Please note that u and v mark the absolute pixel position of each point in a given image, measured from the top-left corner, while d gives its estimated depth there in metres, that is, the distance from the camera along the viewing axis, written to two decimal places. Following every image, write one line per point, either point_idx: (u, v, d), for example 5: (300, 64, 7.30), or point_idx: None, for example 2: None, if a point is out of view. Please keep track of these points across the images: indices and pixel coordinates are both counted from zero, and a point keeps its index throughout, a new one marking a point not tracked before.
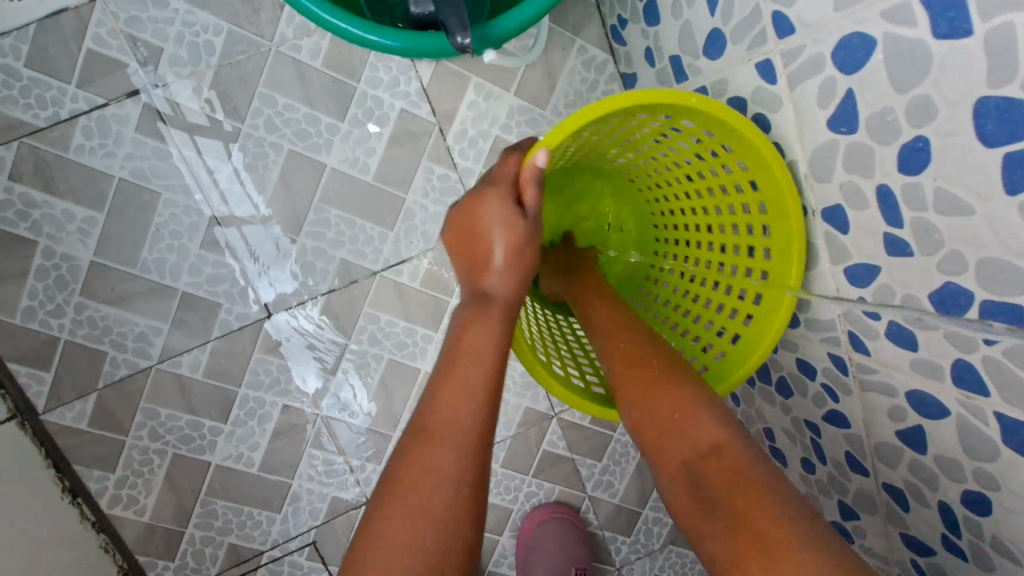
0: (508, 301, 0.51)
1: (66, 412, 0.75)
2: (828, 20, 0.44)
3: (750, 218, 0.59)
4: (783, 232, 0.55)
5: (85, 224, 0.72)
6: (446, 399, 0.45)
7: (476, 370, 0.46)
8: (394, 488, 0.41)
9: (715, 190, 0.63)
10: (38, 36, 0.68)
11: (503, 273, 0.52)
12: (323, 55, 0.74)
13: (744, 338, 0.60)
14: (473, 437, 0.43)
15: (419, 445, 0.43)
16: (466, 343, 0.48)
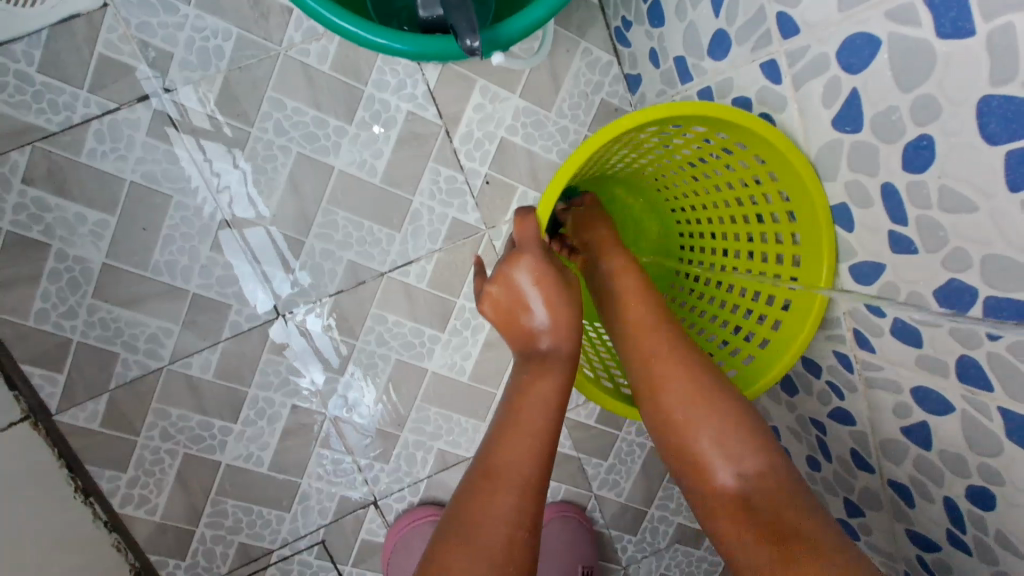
0: (566, 359, 0.56)
1: (78, 413, 0.76)
2: (831, 21, 0.45)
3: (773, 208, 0.59)
4: (808, 220, 0.54)
5: (97, 227, 0.73)
6: (510, 446, 0.49)
7: (540, 420, 0.51)
8: (461, 525, 0.45)
9: (733, 183, 0.63)
10: (51, 42, 0.69)
11: (559, 334, 0.57)
12: (331, 58, 0.75)
13: (777, 338, 0.59)
14: (533, 485, 0.48)
15: (486, 493, 0.47)
16: (528, 400, 0.52)
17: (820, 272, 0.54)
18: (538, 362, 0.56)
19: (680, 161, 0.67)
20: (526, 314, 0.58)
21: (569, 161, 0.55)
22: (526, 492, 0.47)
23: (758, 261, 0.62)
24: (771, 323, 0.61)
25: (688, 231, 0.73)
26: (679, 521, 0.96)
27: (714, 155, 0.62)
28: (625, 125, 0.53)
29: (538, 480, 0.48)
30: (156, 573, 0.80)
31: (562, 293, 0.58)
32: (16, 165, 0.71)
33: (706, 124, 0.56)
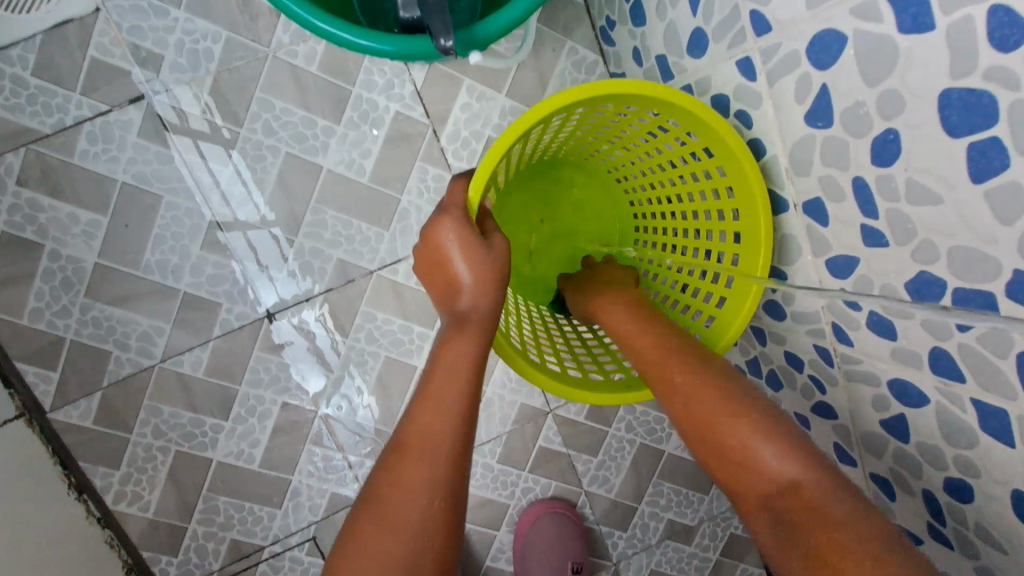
0: (489, 319, 0.52)
1: (72, 410, 0.77)
2: (800, 18, 0.46)
3: (720, 204, 0.60)
4: (749, 216, 0.56)
5: (90, 226, 0.74)
6: (422, 418, 0.45)
7: (452, 390, 0.46)
8: (364, 519, 0.41)
9: (688, 178, 0.64)
10: (44, 46, 0.71)
11: (482, 294, 0.52)
12: (319, 59, 0.76)
13: (709, 332, 0.62)
14: (452, 455, 0.43)
15: (394, 466, 0.43)
16: (445, 366, 0.48)
17: (756, 267, 0.56)
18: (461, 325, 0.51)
19: (639, 151, 0.68)
20: (450, 272, 0.54)
21: (513, 132, 0.53)
22: (435, 459, 0.42)
23: (701, 258, 0.65)
24: (705, 319, 0.64)
25: (637, 225, 0.75)
26: (669, 518, 0.97)
27: (667, 150, 0.64)
28: (569, 98, 0.52)
29: (452, 451, 0.43)
30: (148, 569, 0.81)
31: (485, 251, 0.53)
32: (10, 167, 0.72)
33: (659, 111, 0.57)
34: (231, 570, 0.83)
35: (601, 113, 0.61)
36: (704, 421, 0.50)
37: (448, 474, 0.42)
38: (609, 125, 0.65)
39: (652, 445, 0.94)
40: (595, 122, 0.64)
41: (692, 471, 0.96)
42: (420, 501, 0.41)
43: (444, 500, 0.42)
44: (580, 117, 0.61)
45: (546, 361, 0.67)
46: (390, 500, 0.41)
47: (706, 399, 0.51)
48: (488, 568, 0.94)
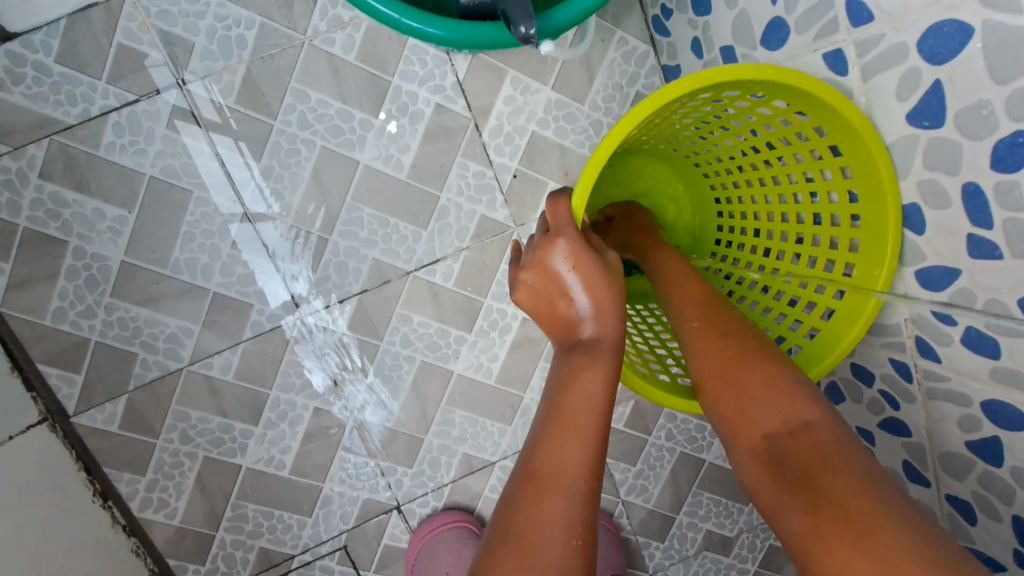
0: (615, 346, 0.49)
1: (96, 414, 0.73)
2: (914, 7, 0.42)
3: (831, 186, 0.55)
4: (874, 197, 0.50)
5: (116, 223, 0.71)
6: (553, 444, 0.44)
7: (586, 412, 0.45)
8: (509, 545, 0.40)
9: (786, 160, 0.58)
10: (68, 31, 0.67)
11: (605, 321, 0.49)
12: (356, 48, 0.72)
13: (829, 328, 0.56)
14: (586, 485, 0.42)
15: (530, 494, 0.42)
16: (575, 393, 0.46)
17: (886, 255, 0.50)
18: (580, 351, 0.49)
19: (720, 135, 0.63)
20: (566, 302, 0.50)
21: (610, 140, 0.50)
22: (574, 499, 0.41)
23: (807, 245, 0.59)
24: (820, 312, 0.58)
25: (718, 212, 0.69)
26: (707, 528, 0.94)
27: (767, 128, 0.58)
28: (668, 95, 0.48)
29: (588, 483, 0.42)
30: None
31: (603, 278, 0.50)
32: (33, 159, 0.68)
33: (767, 91, 0.52)
34: None
35: (691, 104, 0.56)
36: (722, 364, 0.50)
37: (586, 515, 0.41)
38: (690, 116, 0.60)
39: (692, 454, 0.91)
40: (680, 115, 0.59)
41: (732, 481, 0.93)
42: (560, 538, 0.40)
43: (586, 534, 0.41)
44: (669, 111, 0.56)
45: (655, 373, 0.65)
46: (531, 540, 0.40)
47: (723, 339, 0.51)
48: None
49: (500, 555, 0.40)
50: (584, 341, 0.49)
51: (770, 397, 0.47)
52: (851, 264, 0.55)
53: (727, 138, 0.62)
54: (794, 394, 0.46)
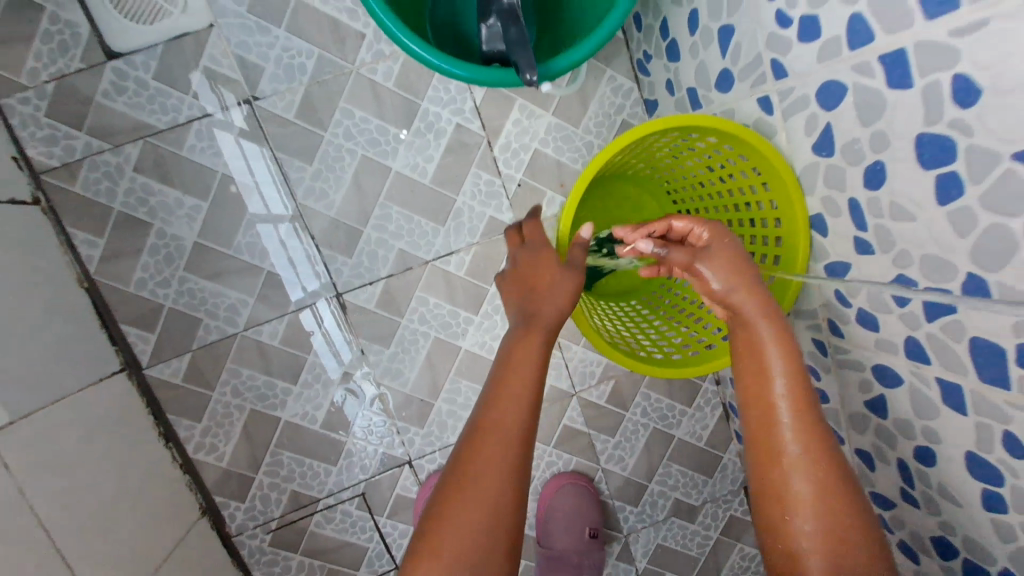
0: (552, 325, 0.67)
1: (164, 368, 0.88)
2: (812, 68, 0.56)
3: (765, 214, 0.71)
4: (791, 224, 0.67)
5: (191, 210, 0.86)
6: (501, 391, 0.60)
7: (526, 372, 0.62)
8: (468, 460, 0.56)
9: (735, 192, 0.74)
10: (165, 55, 0.83)
11: (546, 300, 0.67)
12: (394, 76, 0.88)
13: None
14: (523, 439, 0.57)
15: (482, 428, 0.58)
16: (518, 358, 0.63)
17: (795, 265, 0.67)
18: (529, 326, 0.66)
19: (690, 168, 0.79)
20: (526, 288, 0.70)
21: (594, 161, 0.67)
22: (511, 433, 0.57)
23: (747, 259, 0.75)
24: None
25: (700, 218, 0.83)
26: (676, 497, 1.08)
27: (708, 155, 0.73)
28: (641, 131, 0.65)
29: (520, 418, 0.59)
30: (220, 512, 0.93)
31: (556, 275, 0.69)
32: (128, 155, 0.84)
33: (717, 136, 0.68)
34: (290, 517, 0.96)
35: (663, 138, 0.73)
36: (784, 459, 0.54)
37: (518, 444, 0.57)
38: (666, 146, 0.77)
39: (663, 429, 1.06)
40: (656, 145, 0.76)
41: (699, 455, 1.07)
42: (499, 457, 0.56)
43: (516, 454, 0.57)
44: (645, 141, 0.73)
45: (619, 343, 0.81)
46: (482, 466, 0.55)
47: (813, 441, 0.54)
48: None
49: (462, 472, 0.55)
50: (533, 317, 0.67)
51: (808, 494, 0.52)
52: (773, 275, 0.71)
53: (683, 161, 0.79)
54: (811, 481, 0.53)
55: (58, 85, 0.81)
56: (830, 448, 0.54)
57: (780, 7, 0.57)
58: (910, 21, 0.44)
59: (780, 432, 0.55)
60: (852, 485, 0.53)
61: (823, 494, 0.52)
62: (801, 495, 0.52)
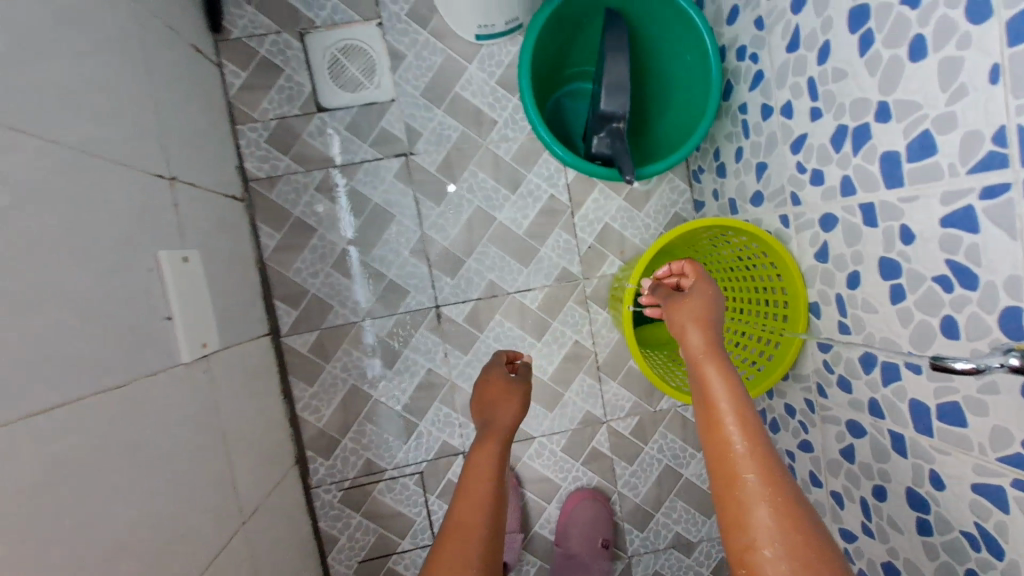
0: (504, 437, 0.92)
1: (298, 338, 1.15)
2: (817, 203, 0.84)
3: (777, 297, 0.96)
4: (795, 307, 0.92)
5: (346, 225, 1.15)
6: (468, 488, 0.81)
7: (485, 471, 0.84)
8: (446, 537, 0.74)
9: (756, 277, 1.00)
10: (356, 114, 1.15)
11: (501, 416, 0.95)
12: (512, 154, 1.19)
13: (763, 372, 0.97)
14: (487, 525, 0.75)
15: (455, 517, 0.77)
16: (479, 462, 0.85)
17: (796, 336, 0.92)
18: (487, 438, 0.91)
19: (723, 255, 1.05)
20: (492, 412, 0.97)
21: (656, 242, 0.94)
22: (480, 514, 0.76)
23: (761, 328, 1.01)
24: (760, 365, 1.00)
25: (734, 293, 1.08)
26: (677, 530, 1.25)
27: (738, 248, 0.99)
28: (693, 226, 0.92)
29: (489, 504, 0.79)
30: (307, 463, 1.16)
31: (510, 401, 0.98)
32: (313, 178, 1.14)
33: (747, 236, 0.94)
34: (360, 480, 1.18)
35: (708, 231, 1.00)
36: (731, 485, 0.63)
37: (487, 521, 0.76)
38: (707, 237, 1.03)
39: (674, 467, 1.25)
40: (701, 235, 1.03)
41: (702, 496, 1.26)
42: (475, 531, 0.74)
43: (484, 531, 0.74)
44: (693, 231, 0.99)
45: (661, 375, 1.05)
46: (456, 541, 0.73)
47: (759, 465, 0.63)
48: (535, 532, 1.24)
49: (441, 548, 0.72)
50: (489, 432, 0.92)
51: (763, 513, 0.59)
52: (779, 342, 0.96)
53: (719, 250, 1.05)
54: (766, 504, 0.60)
55: (279, 122, 1.13)
56: (774, 462, 0.63)
57: (799, 159, 0.85)
58: (877, 186, 0.72)
59: (734, 450, 0.65)
60: (811, 514, 0.59)
61: (781, 521, 0.58)
62: (764, 521, 0.58)
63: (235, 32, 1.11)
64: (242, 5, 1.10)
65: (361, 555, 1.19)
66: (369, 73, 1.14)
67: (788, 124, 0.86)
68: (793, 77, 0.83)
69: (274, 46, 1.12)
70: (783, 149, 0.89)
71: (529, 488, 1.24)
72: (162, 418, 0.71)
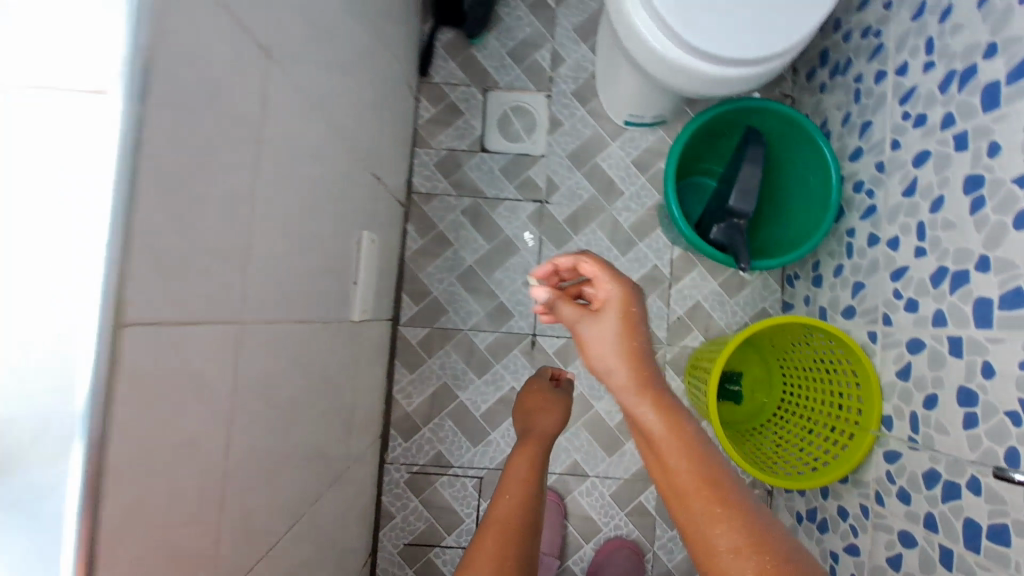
0: (541, 441, 0.99)
1: (412, 330, 1.33)
2: (908, 326, 0.96)
3: (851, 402, 1.06)
4: (868, 415, 1.01)
5: (477, 247, 1.35)
6: (502, 493, 0.87)
7: (518, 476, 0.90)
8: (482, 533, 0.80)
9: (831, 381, 1.10)
10: (509, 160, 1.36)
11: (536, 423, 1.04)
12: (630, 222, 1.36)
13: (825, 469, 1.05)
14: (517, 527, 0.80)
15: (489, 516, 0.83)
16: (513, 470, 0.92)
17: (866, 441, 1.00)
18: (530, 444, 0.98)
19: (802, 355, 1.16)
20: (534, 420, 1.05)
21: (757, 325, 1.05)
22: (509, 517, 0.82)
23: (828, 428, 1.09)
24: (822, 462, 1.08)
25: (805, 391, 1.16)
26: None
27: (820, 349, 1.10)
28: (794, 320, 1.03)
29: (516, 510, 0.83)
30: (388, 439, 1.31)
31: (551, 410, 1.08)
32: (460, 203, 1.35)
33: (836, 341, 1.05)
34: (428, 468, 1.31)
35: (799, 329, 1.11)
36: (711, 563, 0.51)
37: (514, 521, 0.81)
38: (793, 335, 1.14)
39: None
40: (789, 332, 1.14)
41: None
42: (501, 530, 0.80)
43: (509, 529, 0.80)
44: (787, 325, 1.11)
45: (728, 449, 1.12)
46: (485, 540, 0.78)
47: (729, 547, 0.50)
48: (567, 565, 1.31)
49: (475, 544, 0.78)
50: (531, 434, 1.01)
51: None
52: (847, 444, 1.05)
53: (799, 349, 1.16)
54: None
55: (447, 152, 1.36)
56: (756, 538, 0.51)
57: (897, 286, 0.99)
58: (967, 324, 0.83)
59: (701, 521, 0.53)
60: None
61: None
62: None
63: (435, 78, 1.37)
64: (446, 59, 1.37)
65: (408, 537, 1.30)
66: (529, 131, 1.37)
67: (892, 256, 1.01)
68: (905, 217, 0.98)
69: (461, 95, 1.37)
70: (882, 275, 1.03)
71: (573, 523, 1.32)
72: (325, 359, 0.87)
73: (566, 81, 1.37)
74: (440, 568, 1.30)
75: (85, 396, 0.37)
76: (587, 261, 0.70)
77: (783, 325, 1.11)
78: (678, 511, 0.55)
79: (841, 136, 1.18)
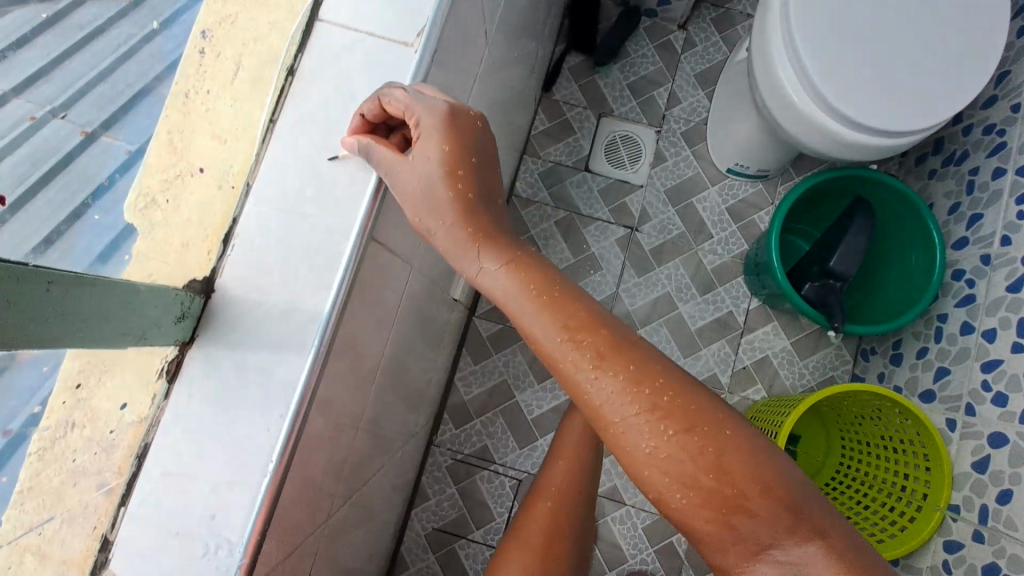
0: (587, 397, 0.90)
1: (485, 324, 1.38)
2: (993, 419, 0.96)
3: (917, 485, 1.04)
4: (934, 501, 1.00)
5: (562, 257, 1.39)
6: (552, 466, 0.88)
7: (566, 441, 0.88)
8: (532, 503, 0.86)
9: (898, 459, 1.08)
10: (609, 183, 1.42)
11: None
12: (714, 265, 1.39)
13: (879, 546, 1.04)
14: (562, 493, 0.84)
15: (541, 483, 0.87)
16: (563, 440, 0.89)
17: (927, 527, 0.99)
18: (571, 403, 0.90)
19: (871, 427, 1.13)
20: None
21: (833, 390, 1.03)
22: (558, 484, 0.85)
23: (889, 507, 1.08)
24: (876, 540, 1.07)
25: (869, 465, 1.14)
26: None
27: (893, 426, 1.08)
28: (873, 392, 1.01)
29: (560, 484, 0.85)
30: (440, 422, 1.35)
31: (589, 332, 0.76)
32: (555, 214, 1.41)
33: (912, 421, 1.03)
34: (471, 459, 1.34)
35: (873, 402, 1.08)
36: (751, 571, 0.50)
37: (558, 487, 0.85)
38: (866, 407, 1.12)
39: None
40: (862, 403, 1.11)
41: None
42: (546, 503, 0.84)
43: (558, 494, 0.85)
44: (862, 397, 1.08)
45: None
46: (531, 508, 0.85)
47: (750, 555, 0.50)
48: None
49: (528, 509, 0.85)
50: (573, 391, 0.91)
51: None
52: (907, 526, 1.04)
53: (868, 421, 1.13)
54: None
55: (552, 164, 1.43)
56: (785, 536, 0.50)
57: (987, 378, 0.99)
58: None
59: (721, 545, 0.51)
60: None
61: None
62: None
63: (556, 95, 1.45)
64: (570, 80, 1.45)
65: (437, 523, 1.32)
66: (633, 161, 1.43)
67: (986, 346, 1.01)
68: (1007, 311, 0.99)
69: (577, 115, 1.44)
70: (972, 365, 1.03)
71: (600, 547, 1.31)
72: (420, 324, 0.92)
73: (678, 122, 1.44)
74: (461, 561, 1.30)
75: (331, 301, 0.53)
76: (422, 115, 0.53)
77: (858, 395, 1.08)
78: (705, 553, 0.52)
79: (946, 223, 1.20)
